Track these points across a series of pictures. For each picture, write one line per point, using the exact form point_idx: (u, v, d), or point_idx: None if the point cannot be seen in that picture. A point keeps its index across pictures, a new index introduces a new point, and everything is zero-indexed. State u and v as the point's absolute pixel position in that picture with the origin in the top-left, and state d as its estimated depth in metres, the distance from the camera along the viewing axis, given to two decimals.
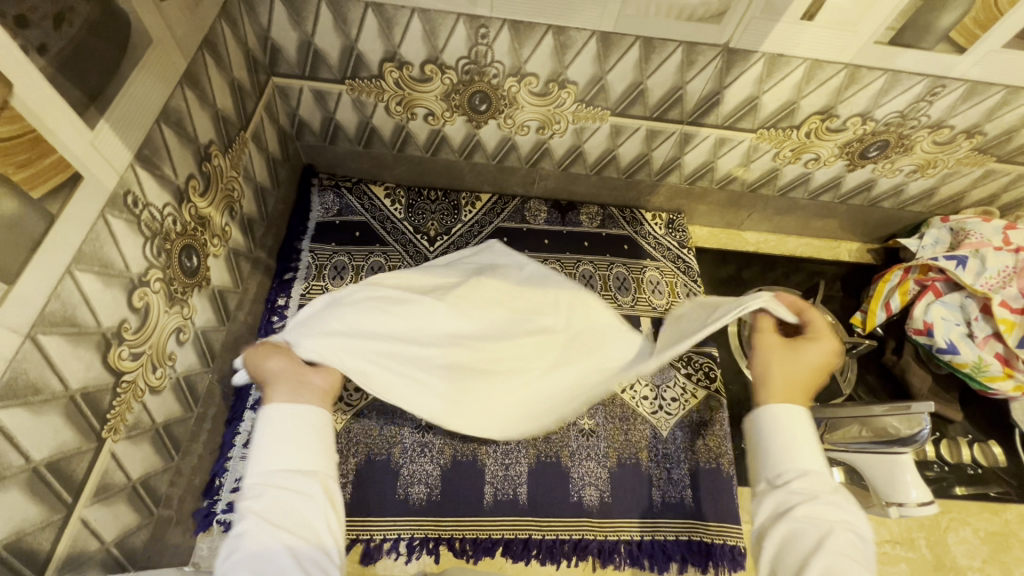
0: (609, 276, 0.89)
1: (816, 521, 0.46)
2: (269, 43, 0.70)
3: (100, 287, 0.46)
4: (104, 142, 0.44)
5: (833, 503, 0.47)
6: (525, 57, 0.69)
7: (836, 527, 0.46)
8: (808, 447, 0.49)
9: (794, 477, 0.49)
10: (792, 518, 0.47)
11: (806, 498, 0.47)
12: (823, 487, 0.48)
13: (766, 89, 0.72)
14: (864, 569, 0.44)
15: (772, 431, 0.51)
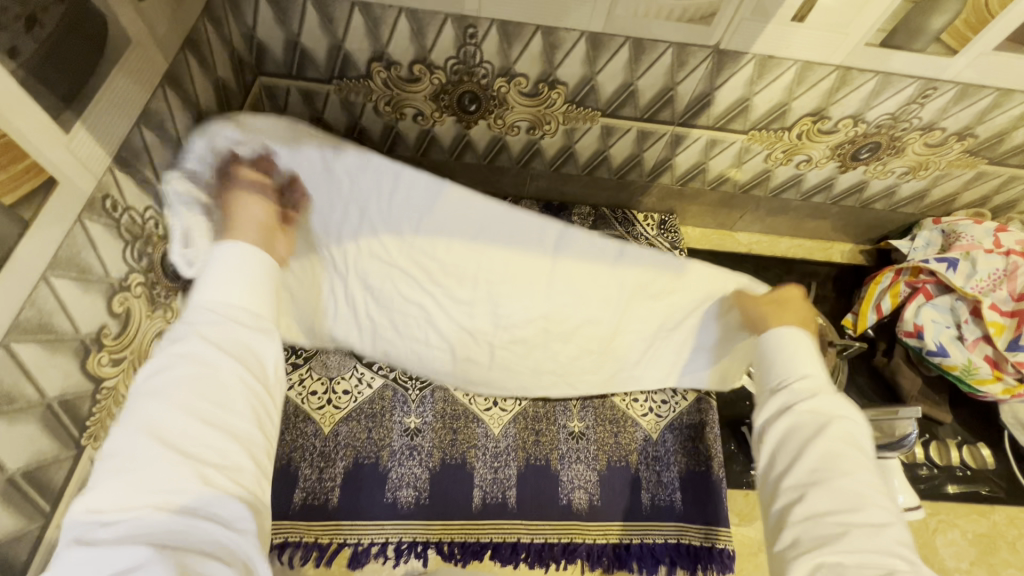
0: None
1: (815, 415, 0.51)
2: (254, 42, 0.69)
3: (78, 293, 0.45)
4: (80, 146, 0.43)
5: (831, 403, 0.52)
6: (514, 57, 0.69)
7: (836, 422, 0.50)
8: (806, 355, 0.55)
9: (798, 380, 0.54)
10: (794, 412, 0.51)
11: (804, 396, 0.52)
12: (824, 388, 0.53)
13: (756, 90, 0.71)
14: (861, 458, 0.49)
15: (777, 348, 0.56)
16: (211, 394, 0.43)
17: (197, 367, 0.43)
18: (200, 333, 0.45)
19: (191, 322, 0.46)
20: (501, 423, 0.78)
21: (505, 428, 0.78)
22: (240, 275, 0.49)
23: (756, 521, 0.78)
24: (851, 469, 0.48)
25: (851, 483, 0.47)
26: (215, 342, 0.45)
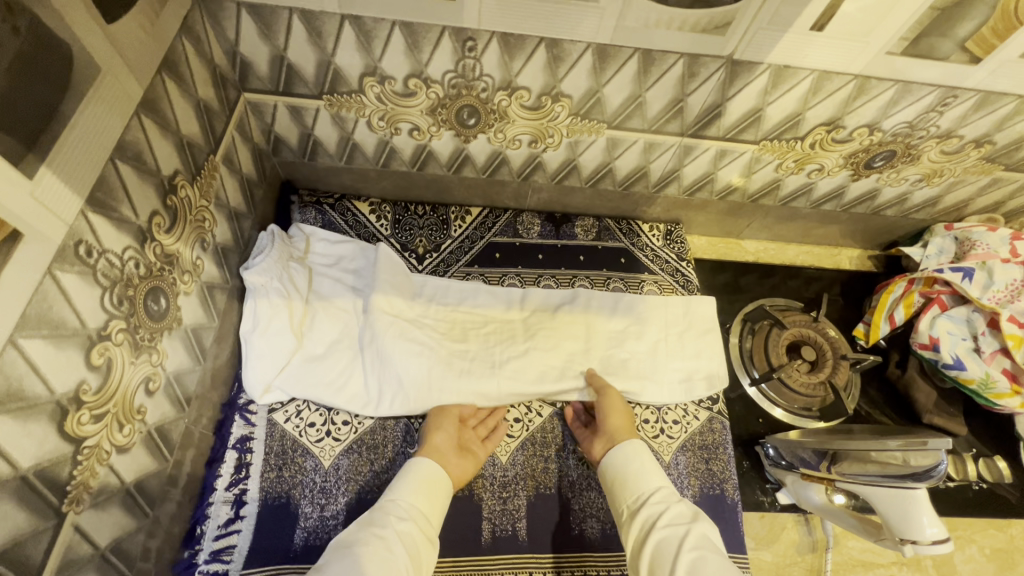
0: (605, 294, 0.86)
1: (675, 526, 0.59)
2: (237, 58, 0.64)
3: (51, 351, 0.41)
4: (46, 191, 0.39)
5: (682, 507, 0.62)
6: (515, 70, 0.65)
7: (693, 526, 0.59)
8: (649, 470, 0.66)
9: (652, 493, 0.63)
10: (658, 527, 0.59)
11: (663, 506, 0.61)
12: (671, 499, 0.63)
13: (770, 101, 0.68)
14: (720, 553, 0.56)
15: (623, 466, 0.67)
16: (397, 554, 0.55)
17: (400, 517, 0.60)
18: (396, 517, 0.60)
19: (384, 509, 0.61)
20: (508, 450, 0.75)
21: (512, 455, 0.75)
22: (421, 496, 0.63)
23: (773, 545, 0.76)
24: (711, 556, 0.55)
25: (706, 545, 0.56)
26: (408, 533, 0.59)
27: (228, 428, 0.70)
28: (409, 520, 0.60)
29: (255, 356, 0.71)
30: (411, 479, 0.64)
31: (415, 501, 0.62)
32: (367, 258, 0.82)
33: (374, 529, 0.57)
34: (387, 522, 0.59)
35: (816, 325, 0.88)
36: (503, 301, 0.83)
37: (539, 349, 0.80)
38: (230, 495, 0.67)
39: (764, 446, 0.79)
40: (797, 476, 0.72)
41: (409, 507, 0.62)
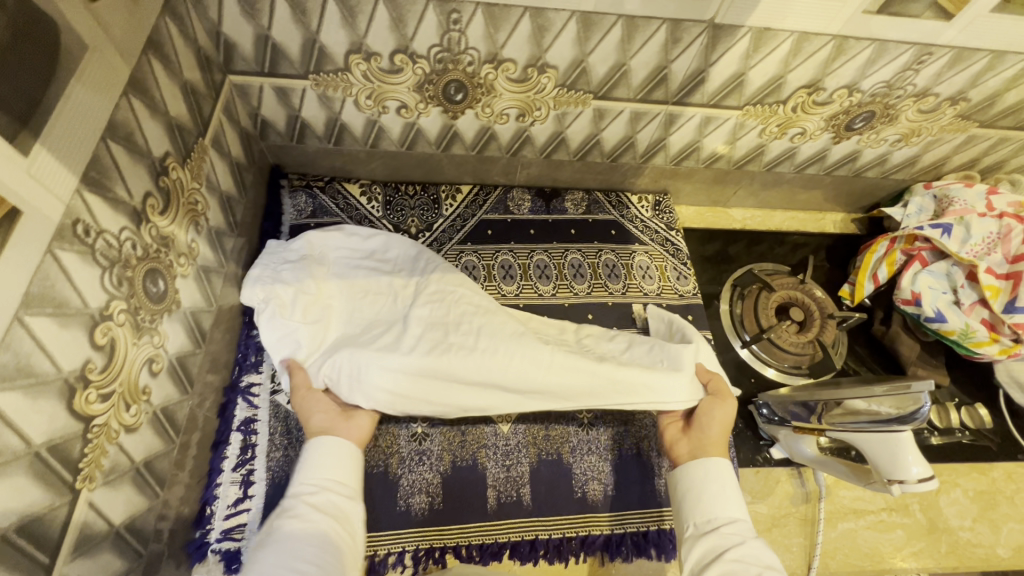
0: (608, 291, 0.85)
1: (745, 564, 0.56)
2: (221, 39, 0.64)
3: (56, 329, 0.41)
4: (42, 169, 0.39)
5: (757, 548, 0.58)
6: (501, 42, 0.65)
7: (763, 572, 0.56)
8: (732, 499, 0.63)
9: (727, 526, 0.60)
10: (728, 560, 0.56)
11: (737, 542, 0.58)
12: (746, 535, 0.59)
13: (752, 64, 0.69)
14: None
15: (705, 484, 0.64)
16: (321, 532, 0.55)
17: (313, 493, 0.59)
18: (307, 495, 0.59)
19: (296, 491, 0.59)
20: (509, 420, 0.76)
21: (514, 424, 0.76)
22: (331, 466, 0.62)
23: (768, 497, 0.78)
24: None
25: None
26: (327, 505, 0.58)
27: (231, 411, 0.70)
28: (326, 492, 0.60)
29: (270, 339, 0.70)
30: (311, 461, 0.62)
31: (328, 474, 0.61)
32: (400, 248, 0.80)
33: (287, 517, 0.56)
34: (302, 505, 0.57)
35: (803, 287, 0.91)
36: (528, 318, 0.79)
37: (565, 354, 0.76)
38: (238, 476, 0.68)
39: (757, 405, 0.81)
40: (789, 430, 0.74)
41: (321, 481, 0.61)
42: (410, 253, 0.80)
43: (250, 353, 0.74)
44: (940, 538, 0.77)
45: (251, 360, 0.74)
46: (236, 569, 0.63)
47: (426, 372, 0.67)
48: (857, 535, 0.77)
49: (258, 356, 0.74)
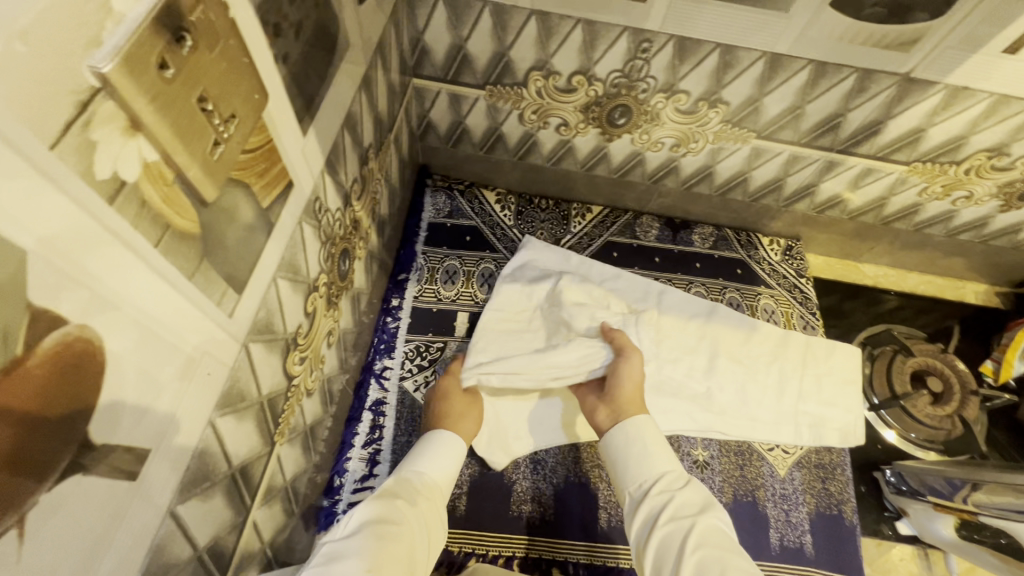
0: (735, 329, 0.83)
1: (678, 519, 0.53)
2: (419, 46, 0.69)
3: (290, 293, 0.45)
4: (309, 149, 0.43)
5: (689, 494, 0.55)
6: (681, 74, 0.67)
7: (699, 518, 0.53)
8: (653, 453, 0.60)
9: (653, 483, 0.57)
10: (659, 524, 0.53)
11: (665, 499, 0.55)
12: (676, 485, 0.56)
13: (935, 122, 0.67)
14: (737, 557, 0.50)
15: (623, 448, 0.61)
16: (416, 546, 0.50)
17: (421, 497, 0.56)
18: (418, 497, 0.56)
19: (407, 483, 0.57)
20: None
21: None
22: (445, 468, 0.62)
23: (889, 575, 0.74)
24: (720, 552, 0.50)
25: (743, 563, 0.49)
26: (428, 508, 0.56)
27: (365, 390, 0.75)
28: (430, 495, 0.58)
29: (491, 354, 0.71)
30: (432, 453, 0.62)
31: (430, 474, 0.60)
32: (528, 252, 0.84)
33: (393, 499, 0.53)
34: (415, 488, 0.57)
35: (944, 356, 0.85)
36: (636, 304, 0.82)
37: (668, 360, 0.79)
38: (366, 453, 0.71)
39: (884, 473, 0.77)
40: (925, 505, 0.70)
41: (427, 482, 0.59)
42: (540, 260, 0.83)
43: (385, 339, 0.79)
44: None
45: (386, 346, 0.78)
46: None
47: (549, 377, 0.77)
48: None
49: (392, 343, 0.78)
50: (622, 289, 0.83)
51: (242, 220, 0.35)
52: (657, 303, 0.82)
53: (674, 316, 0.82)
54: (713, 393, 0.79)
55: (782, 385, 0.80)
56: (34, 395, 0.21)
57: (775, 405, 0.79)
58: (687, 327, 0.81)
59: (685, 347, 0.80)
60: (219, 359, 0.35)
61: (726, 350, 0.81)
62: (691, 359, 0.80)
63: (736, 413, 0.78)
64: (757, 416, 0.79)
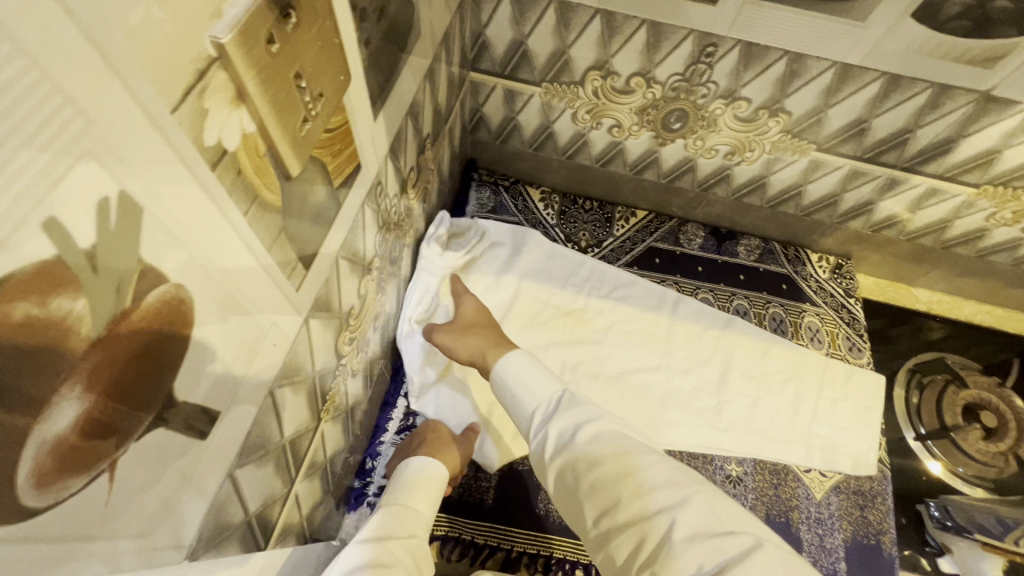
0: (768, 345, 0.84)
1: (564, 448, 0.50)
2: (481, 40, 0.70)
3: (347, 273, 0.46)
4: (378, 133, 0.44)
5: (563, 413, 0.52)
6: (744, 80, 0.66)
7: (578, 437, 0.50)
8: (533, 382, 0.56)
9: (533, 415, 0.54)
10: (550, 461, 0.51)
11: (544, 430, 0.52)
12: (557, 409, 0.53)
13: (1013, 143, 0.64)
14: (627, 466, 0.47)
15: (506, 386, 0.58)
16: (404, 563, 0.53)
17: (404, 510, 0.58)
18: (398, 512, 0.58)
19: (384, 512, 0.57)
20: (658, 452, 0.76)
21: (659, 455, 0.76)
22: (431, 495, 0.61)
23: None
24: (605, 464, 0.48)
25: (635, 481, 0.46)
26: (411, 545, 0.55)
27: (401, 376, 0.76)
28: (412, 530, 0.57)
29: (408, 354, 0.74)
30: (416, 484, 0.61)
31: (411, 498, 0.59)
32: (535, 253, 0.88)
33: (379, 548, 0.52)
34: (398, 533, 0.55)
35: (1000, 391, 0.81)
36: (652, 308, 0.86)
37: (676, 368, 0.81)
38: (399, 439, 0.72)
39: (929, 505, 0.74)
40: (973, 544, 0.69)
41: (410, 516, 0.58)
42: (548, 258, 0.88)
43: None
44: None
45: None
46: None
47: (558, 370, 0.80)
48: None
49: None
50: (635, 296, 0.87)
51: (316, 198, 0.35)
52: (671, 312, 0.85)
53: (688, 323, 0.85)
54: (722, 408, 0.79)
55: (812, 403, 0.80)
56: (129, 356, 0.22)
57: (791, 423, 0.79)
58: (698, 337, 0.84)
59: (698, 359, 0.82)
60: (284, 332, 0.36)
61: (739, 365, 0.82)
62: (701, 370, 0.81)
63: (766, 429, 0.78)
64: (787, 432, 0.79)
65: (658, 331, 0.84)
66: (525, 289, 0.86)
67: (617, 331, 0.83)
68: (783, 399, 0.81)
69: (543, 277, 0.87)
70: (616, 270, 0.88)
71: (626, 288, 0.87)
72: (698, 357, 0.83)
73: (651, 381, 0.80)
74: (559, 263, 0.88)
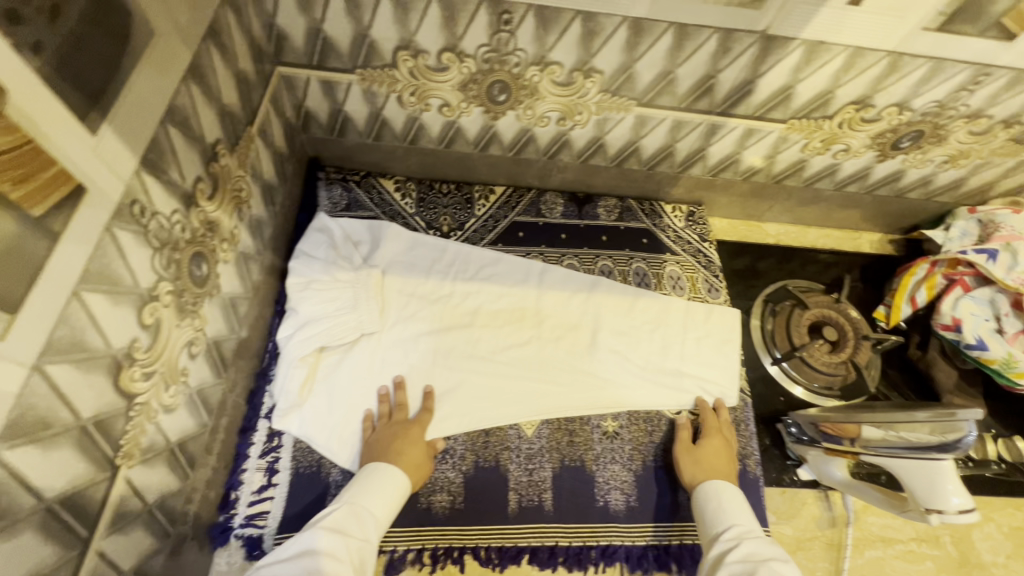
0: (635, 300, 0.86)
1: (745, 561, 0.58)
2: (275, 31, 0.65)
3: (109, 306, 0.42)
4: (107, 148, 0.40)
5: (755, 542, 0.61)
6: (549, 44, 0.65)
7: (766, 561, 0.58)
8: (738, 510, 0.66)
9: (727, 530, 0.64)
10: (727, 563, 0.59)
11: (734, 543, 0.62)
12: (752, 532, 0.63)
13: (801, 78, 0.68)
14: None
15: (706, 499, 0.68)
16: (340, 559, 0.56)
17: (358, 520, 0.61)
18: (351, 515, 0.61)
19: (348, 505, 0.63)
20: (534, 424, 0.76)
21: (537, 427, 0.76)
22: (387, 502, 0.64)
23: (793, 519, 0.76)
24: None
25: None
26: (359, 548, 0.59)
27: (260, 398, 0.72)
28: (365, 533, 0.61)
29: (277, 390, 0.71)
30: (377, 488, 0.65)
31: (376, 508, 0.63)
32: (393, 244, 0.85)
33: (334, 544, 0.57)
34: (352, 533, 0.60)
35: (838, 306, 0.88)
36: (520, 281, 0.86)
37: (546, 338, 0.83)
38: (264, 463, 0.69)
39: (786, 423, 0.80)
40: (820, 451, 0.73)
41: (367, 520, 0.62)
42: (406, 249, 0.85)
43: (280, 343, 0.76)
44: (971, 572, 0.75)
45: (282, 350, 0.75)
46: (257, 556, 0.64)
47: (429, 363, 0.78)
48: (886, 564, 0.74)
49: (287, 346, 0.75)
50: (502, 274, 0.86)
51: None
52: (538, 283, 0.86)
53: (555, 293, 0.86)
54: (596, 368, 0.81)
55: (679, 349, 0.84)
56: None
57: (663, 371, 0.82)
58: (568, 303, 0.85)
59: (566, 325, 0.84)
60: None
61: (607, 323, 0.84)
62: (570, 336, 0.83)
63: (639, 382, 0.81)
64: (660, 382, 0.81)
65: (525, 307, 0.84)
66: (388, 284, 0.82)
67: (486, 313, 0.83)
68: (651, 348, 0.84)
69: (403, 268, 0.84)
70: (480, 251, 0.87)
71: (492, 268, 0.86)
72: (568, 325, 0.84)
73: (523, 357, 0.81)
74: (420, 252, 0.86)
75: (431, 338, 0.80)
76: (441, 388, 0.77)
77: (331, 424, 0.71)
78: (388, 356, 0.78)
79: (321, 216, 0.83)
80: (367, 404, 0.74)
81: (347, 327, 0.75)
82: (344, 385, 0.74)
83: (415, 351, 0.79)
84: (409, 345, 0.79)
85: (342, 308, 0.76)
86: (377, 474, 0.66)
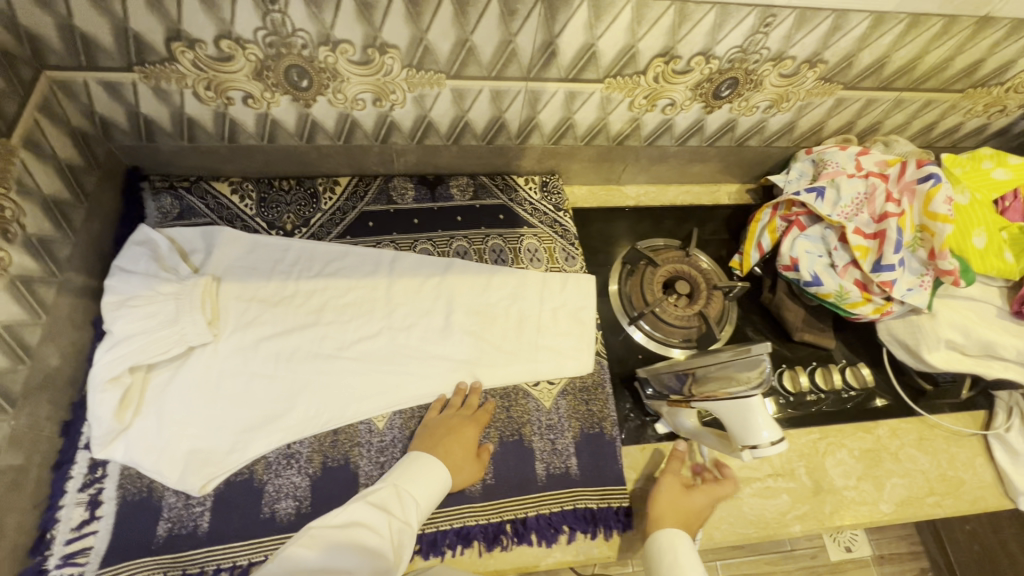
0: (489, 278, 0.85)
1: None
2: (21, 33, 0.59)
3: None
4: None
5: None
6: (328, 22, 0.62)
7: None
8: None
9: None
10: None
11: None
12: None
13: (598, 35, 0.68)
14: None
15: (675, 549, 0.65)
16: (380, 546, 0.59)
17: (400, 504, 0.63)
18: (395, 495, 0.64)
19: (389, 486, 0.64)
20: (385, 416, 0.75)
21: (390, 417, 0.75)
22: (429, 490, 0.66)
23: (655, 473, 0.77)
24: None
25: None
26: (399, 530, 0.61)
27: (78, 428, 0.67)
28: (406, 516, 0.63)
29: (89, 419, 0.66)
30: (419, 474, 0.66)
31: (418, 496, 0.64)
32: (229, 249, 0.81)
33: (374, 524, 0.60)
34: (393, 514, 0.62)
35: (689, 260, 0.91)
36: (369, 272, 0.83)
37: (398, 326, 0.81)
38: (84, 496, 0.64)
39: (641, 383, 0.81)
40: (669, 406, 0.73)
41: (411, 503, 0.64)
42: (244, 252, 0.82)
43: None
44: (824, 499, 0.78)
45: None
46: None
47: (270, 368, 0.75)
48: (744, 503, 0.76)
49: None
50: (350, 267, 0.83)
51: None
52: (388, 273, 0.84)
53: (406, 281, 0.84)
54: (451, 350, 0.80)
55: (536, 321, 0.84)
56: None
57: (520, 344, 0.82)
58: (421, 289, 0.84)
59: (419, 311, 0.82)
60: None
61: (461, 305, 0.83)
62: (422, 321, 0.82)
63: (495, 359, 0.80)
64: (516, 356, 0.81)
65: (376, 299, 0.82)
66: (223, 291, 0.78)
67: (333, 310, 0.81)
68: (507, 324, 0.83)
69: (241, 273, 0.80)
70: (325, 246, 0.84)
71: (339, 262, 0.83)
72: (420, 310, 0.82)
73: (373, 349, 0.79)
74: (260, 254, 0.82)
75: (273, 343, 0.77)
76: (284, 392, 0.74)
77: (156, 446, 0.67)
78: (224, 367, 0.74)
79: (143, 229, 0.77)
80: (199, 421, 0.70)
81: (170, 342, 0.71)
82: (173, 405, 0.70)
83: (255, 358, 0.75)
84: (248, 353, 0.75)
85: (162, 324, 0.71)
86: (420, 464, 0.67)
